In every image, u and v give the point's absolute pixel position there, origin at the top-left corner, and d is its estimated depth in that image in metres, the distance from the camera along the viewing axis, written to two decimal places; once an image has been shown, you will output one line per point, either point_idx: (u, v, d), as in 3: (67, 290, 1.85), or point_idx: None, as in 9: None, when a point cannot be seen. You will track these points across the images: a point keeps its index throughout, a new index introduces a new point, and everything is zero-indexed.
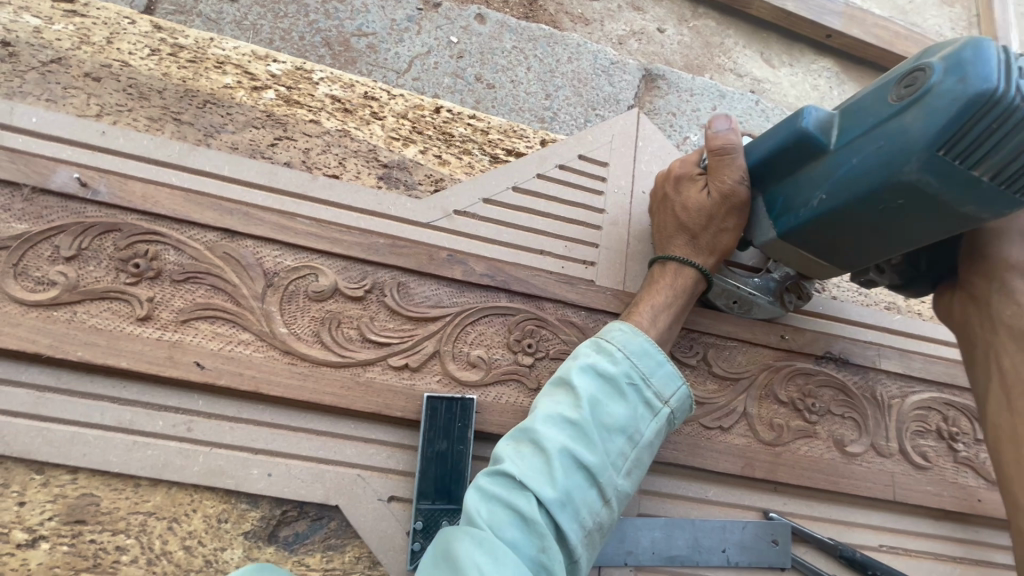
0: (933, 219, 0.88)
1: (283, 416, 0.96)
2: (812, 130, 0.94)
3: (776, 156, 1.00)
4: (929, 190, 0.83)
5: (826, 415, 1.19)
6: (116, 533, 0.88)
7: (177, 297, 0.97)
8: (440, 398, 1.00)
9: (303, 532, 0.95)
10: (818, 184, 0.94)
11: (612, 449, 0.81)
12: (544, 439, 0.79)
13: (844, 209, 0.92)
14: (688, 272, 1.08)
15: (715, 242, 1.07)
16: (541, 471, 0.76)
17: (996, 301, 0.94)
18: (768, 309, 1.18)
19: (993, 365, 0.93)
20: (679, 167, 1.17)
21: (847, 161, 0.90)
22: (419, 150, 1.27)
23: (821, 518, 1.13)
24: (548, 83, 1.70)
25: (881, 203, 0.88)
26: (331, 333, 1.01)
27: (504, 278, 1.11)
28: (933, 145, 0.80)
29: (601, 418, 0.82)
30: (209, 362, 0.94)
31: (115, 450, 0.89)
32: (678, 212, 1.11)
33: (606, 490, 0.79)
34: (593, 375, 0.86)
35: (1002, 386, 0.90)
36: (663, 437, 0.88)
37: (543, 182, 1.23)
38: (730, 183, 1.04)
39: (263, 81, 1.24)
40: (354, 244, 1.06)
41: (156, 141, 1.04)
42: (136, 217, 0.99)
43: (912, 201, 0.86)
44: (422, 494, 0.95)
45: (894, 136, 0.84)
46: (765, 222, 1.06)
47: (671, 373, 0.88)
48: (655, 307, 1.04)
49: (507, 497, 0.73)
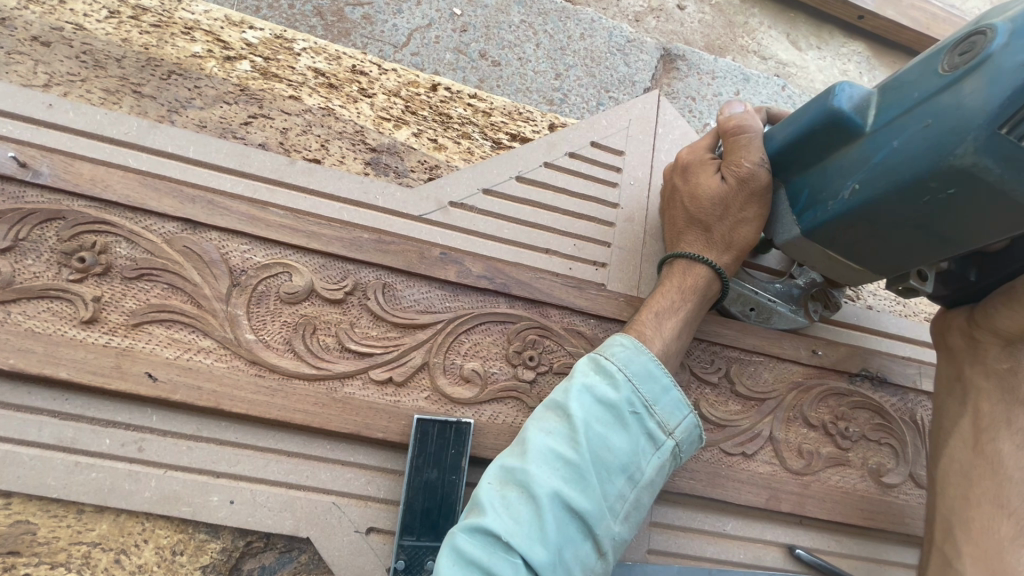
0: (993, 215, 0.71)
1: (249, 435, 0.85)
2: (845, 110, 0.79)
3: (802, 142, 0.86)
4: (988, 178, 0.68)
5: (860, 441, 1.07)
6: (55, 566, 0.77)
7: (129, 297, 0.85)
8: (432, 420, 0.88)
9: (270, 565, 0.85)
10: (850, 172, 0.80)
11: (609, 493, 0.72)
12: (531, 485, 0.68)
13: (883, 202, 0.77)
14: (699, 270, 0.93)
15: (733, 235, 0.94)
16: (529, 527, 0.66)
17: (995, 352, 0.92)
18: (791, 318, 1.05)
19: (968, 401, 0.95)
20: (686, 155, 1.01)
21: (887, 144, 0.76)
22: (412, 133, 1.13)
23: (850, 555, 1.03)
24: (559, 61, 1.55)
25: (928, 195, 0.73)
26: (305, 341, 0.88)
27: (504, 280, 0.98)
28: (994, 121, 0.65)
29: (599, 455, 0.72)
30: (163, 372, 0.82)
31: (53, 472, 0.78)
32: (688, 202, 0.97)
33: (602, 542, 0.70)
34: (589, 401, 0.75)
35: (974, 427, 0.92)
36: (667, 472, 0.77)
37: (551, 172, 1.09)
38: (747, 166, 0.90)
39: (237, 50, 1.10)
40: (334, 239, 0.93)
41: (111, 117, 0.91)
42: (84, 204, 0.86)
43: (965, 192, 0.70)
44: (406, 529, 0.84)
45: (945, 111, 0.70)
46: (785, 217, 0.92)
47: (678, 400, 0.77)
48: (659, 314, 0.90)
49: (488, 562, 0.63)
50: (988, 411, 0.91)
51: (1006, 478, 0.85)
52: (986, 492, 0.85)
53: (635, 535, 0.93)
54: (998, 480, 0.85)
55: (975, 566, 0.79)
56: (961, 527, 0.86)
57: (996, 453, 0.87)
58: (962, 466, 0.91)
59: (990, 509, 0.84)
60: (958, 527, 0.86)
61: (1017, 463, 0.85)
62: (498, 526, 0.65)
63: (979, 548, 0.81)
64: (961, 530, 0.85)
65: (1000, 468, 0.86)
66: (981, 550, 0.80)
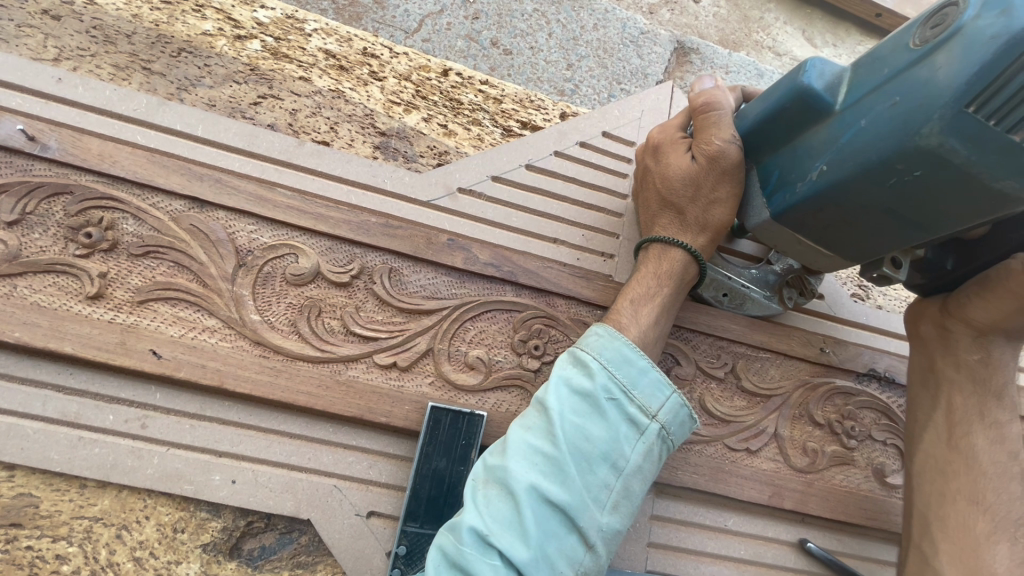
0: (962, 198, 0.68)
1: (253, 416, 0.85)
2: (816, 87, 0.75)
3: (770, 121, 0.82)
4: (954, 160, 0.65)
5: (865, 441, 1.06)
6: (56, 539, 0.77)
7: (135, 274, 0.85)
8: (445, 410, 0.88)
9: (270, 546, 0.85)
10: (817, 153, 0.76)
11: (592, 483, 0.71)
12: (508, 480, 0.68)
13: (851, 183, 0.74)
14: (674, 254, 0.91)
15: (706, 216, 0.90)
16: (511, 524, 0.66)
17: (967, 342, 0.92)
18: (763, 305, 1.02)
19: (940, 395, 0.94)
20: (657, 135, 0.98)
21: (854, 123, 0.72)
22: (422, 118, 1.12)
23: (851, 554, 1.02)
24: (571, 51, 1.53)
25: (894, 176, 0.70)
26: (310, 324, 0.88)
27: (511, 269, 0.98)
28: (961, 98, 0.62)
29: (576, 445, 0.71)
30: (167, 350, 0.82)
31: (56, 447, 0.78)
32: (660, 184, 0.94)
33: (587, 534, 0.69)
34: (564, 393, 0.74)
35: (946, 421, 0.92)
36: (656, 457, 0.76)
37: (561, 161, 1.08)
38: (717, 144, 0.87)
39: (248, 30, 1.09)
40: (342, 222, 0.92)
41: (120, 92, 0.90)
42: (92, 179, 0.86)
43: (932, 174, 0.67)
44: (410, 515, 0.84)
45: (913, 88, 0.66)
46: (756, 200, 0.88)
47: (657, 382, 0.76)
48: (635, 302, 0.87)
49: (470, 564, 0.63)
50: (961, 404, 0.91)
51: (980, 473, 0.86)
52: (962, 489, 0.85)
53: (638, 528, 0.93)
54: (973, 476, 0.86)
55: (955, 566, 0.80)
56: (936, 524, 0.85)
57: (970, 447, 0.88)
58: (937, 461, 0.90)
59: (966, 506, 0.84)
60: (933, 524, 0.86)
61: (989, 457, 0.87)
62: (477, 525, 0.65)
63: (956, 544, 0.81)
64: (937, 526, 0.85)
65: (976, 463, 0.86)
66: (959, 548, 0.81)
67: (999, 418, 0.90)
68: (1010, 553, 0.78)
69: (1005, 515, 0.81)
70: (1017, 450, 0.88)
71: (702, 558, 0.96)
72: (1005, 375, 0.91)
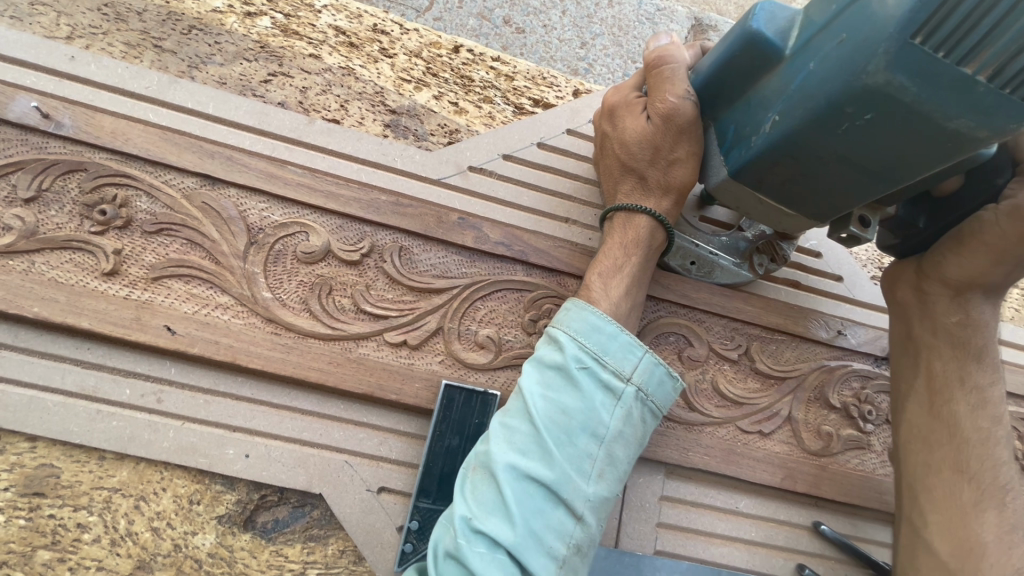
0: (921, 142, 0.65)
1: (265, 392, 0.86)
2: (767, 32, 0.72)
3: (724, 73, 0.79)
4: (904, 97, 0.61)
5: (882, 426, 1.03)
6: (77, 509, 0.79)
7: (148, 251, 0.85)
8: (458, 389, 0.87)
9: (283, 519, 0.86)
10: (769, 103, 0.73)
11: (573, 454, 0.70)
12: (489, 464, 0.69)
13: (804, 133, 0.69)
14: (639, 221, 0.88)
15: (668, 178, 0.88)
16: (494, 505, 0.66)
17: (945, 304, 0.89)
18: (733, 272, 1.00)
19: (921, 361, 0.92)
20: (612, 97, 0.95)
21: (804, 68, 0.68)
22: (433, 95, 1.10)
23: (869, 540, 1.00)
24: (585, 29, 1.50)
25: (845, 122, 0.66)
26: (321, 301, 0.88)
27: (521, 248, 0.97)
28: (905, 30, 0.57)
29: (552, 419, 0.71)
30: (181, 327, 0.82)
31: (75, 419, 0.80)
32: (618, 148, 0.91)
33: (574, 505, 0.69)
34: (538, 370, 0.75)
35: (927, 388, 0.90)
36: (637, 420, 0.74)
37: (574, 140, 1.07)
38: (671, 101, 0.84)
39: (257, 6, 1.08)
40: (352, 200, 0.92)
41: (133, 70, 0.91)
42: (105, 156, 0.87)
43: (883, 115, 0.63)
44: (423, 491, 0.84)
45: (860, 22, 0.62)
46: (715, 158, 0.85)
47: (627, 344, 0.74)
48: (603, 276, 0.85)
49: (463, 553, 0.64)
50: (941, 370, 0.89)
51: (964, 441, 0.85)
52: (947, 459, 0.85)
53: (647, 507, 0.93)
54: (956, 444, 0.85)
55: (946, 537, 0.81)
56: (926, 496, 0.86)
57: (954, 417, 0.86)
58: (921, 431, 0.89)
59: (950, 476, 0.84)
60: (921, 495, 0.87)
61: (972, 424, 0.85)
62: (463, 512, 0.66)
63: (944, 516, 0.82)
64: (927, 499, 0.85)
65: (958, 432, 0.85)
66: (946, 517, 0.82)
67: (983, 382, 0.88)
68: (999, 520, 0.79)
69: (991, 482, 0.82)
70: (1000, 412, 0.87)
71: (712, 539, 0.96)
72: (984, 336, 0.88)
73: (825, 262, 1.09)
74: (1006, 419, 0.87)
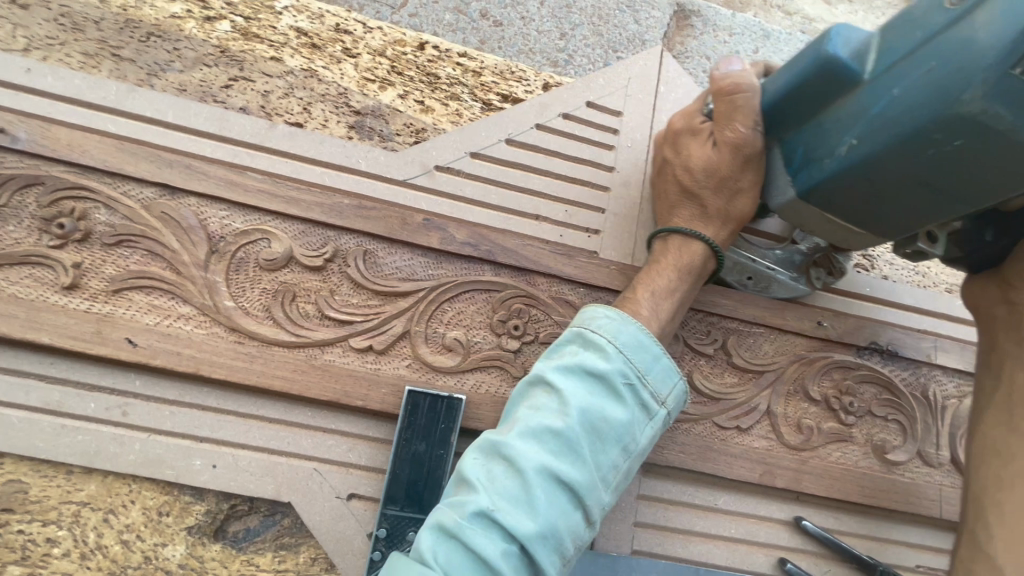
0: (1003, 169, 0.63)
1: (230, 401, 0.85)
2: (840, 57, 0.69)
3: (788, 96, 0.76)
4: (999, 126, 0.60)
5: (864, 417, 1.01)
6: (46, 524, 0.79)
7: (109, 263, 0.85)
8: (423, 393, 0.87)
9: (254, 528, 0.85)
10: (845, 127, 0.71)
11: (602, 463, 0.66)
12: (518, 459, 0.62)
13: (881, 158, 0.68)
14: (695, 247, 0.85)
15: (730, 207, 0.85)
16: (517, 500, 0.61)
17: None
18: (790, 288, 0.99)
19: (1004, 373, 0.79)
20: (678, 122, 0.93)
21: (884, 94, 0.66)
22: (398, 94, 1.08)
23: (853, 534, 0.99)
24: (564, 20, 1.47)
25: (932, 148, 0.64)
26: (284, 309, 0.87)
27: (489, 248, 0.95)
28: (1004, 59, 0.56)
29: (591, 424, 0.66)
30: (142, 339, 0.82)
31: (40, 434, 0.80)
32: (680, 175, 0.89)
33: (591, 512, 0.65)
34: (579, 370, 0.69)
35: (1005, 403, 0.76)
36: (658, 441, 0.73)
37: (543, 135, 1.05)
38: (743, 132, 0.81)
39: (217, 9, 1.06)
40: (313, 204, 0.91)
41: (89, 81, 0.90)
42: (63, 169, 0.86)
43: (973, 143, 0.62)
44: (390, 498, 0.84)
45: (949, 51, 0.60)
46: (777, 179, 0.82)
47: (669, 369, 0.72)
48: (654, 295, 0.82)
49: (474, 539, 0.58)
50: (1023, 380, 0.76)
51: None
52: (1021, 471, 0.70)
53: (622, 507, 0.91)
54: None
55: (1007, 548, 0.66)
56: (992, 507, 0.70)
57: None
58: (995, 442, 0.75)
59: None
60: (987, 506, 0.71)
61: None
62: (483, 501, 0.60)
63: (1012, 526, 0.67)
64: (992, 509, 0.70)
65: None
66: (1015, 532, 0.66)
67: None
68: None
69: None
70: None
71: (690, 537, 0.94)
72: None
73: None
74: None
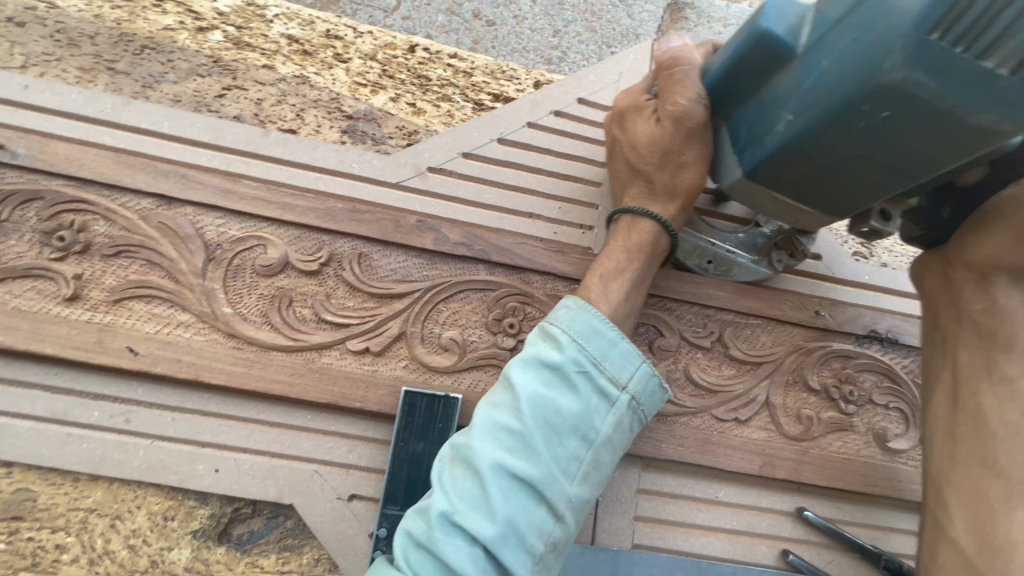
0: (942, 137, 0.59)
1: (231, 406, 0.86)
2: (777, 31, 0.66)
3: (733, 72, 0.74)
4: (924, 94, 0.55)
5: (865, 406, 1.00)
6: (55, 530, 0.81)
7: (109, 274, 0.86)
8: (420, 393, 0.87)
9: (258, 531, 0.87)
10: (781, 103, 0.67)
11: (561, 455, 0.67)
12: (473, 458, 0.64)
13: (816, 134, 0.64)
14: (644, 225, 0.86)
15: (676, 182, 0.85)
16: (477, 501, 0.62)
17: (970, 289, 0.76)
18: (751, 269, 0.98)
19: (947, 352, 0.79)
20: (623, 100, 0.92)
21: (815, 66, 0.63)
22: (390, 98, 1.09)
23: (856, 523, 0.98)
24: (557, 17, 1.47)
25: (862, 120, 0.60)
26: (281, 314, 0.88)
27: (483, 247, 0.96)
28: (922, 26, 0.52)
29: (546, 417, 0.67)
30: (143, 347, 0.83)
31: (46, 443, 0.81)
32: (625, 153, 0.88)
33: (556, 505, 0.65)
34: (533, 365, 0.70)
35: (953, 381, 0.76)
36: (625, 428, 0.72)
37: (535, 133, 1.05)
38: (682, 104, 0.80)
39: (209, 20, 1.08)
40: (308, 210, 0.92)
41: (85, 95, 0.91)
42: (62, 183, 0.88)
43: (903, 111, 0.58)
44: (390, 498, 0.84)
45: (873, 20, 0.56)
46: (726, 158, 0.80)
47: (626, 352, 0.72)
48: (604, 277, 0.83)
49: (439, 547, 0.60)
50: (966, 359, 0.76)
51: (991, 436, 0.69)
52: (971, 452, 0.70)
53: (622, 501, 0.92)
54: (981, 438, 0.70)
55: (973, 533, 0.66)
56: (946, 491, 0.71)
57: (977, 406, 0.72)
58: (942, 426, 0.76)
59: (975, 469, 0.69)
60: (945, 488, 0.72)
61: (1004, 417, 0.68)
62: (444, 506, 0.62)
63: (970, 509, 0.67)
64: (946, 491, 0.71)
65: (984, 423, 0.70)
66: (974, 514, 0.67)
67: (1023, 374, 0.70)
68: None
69: None
70: None
71: (691, 530, 0.94)
72: None
73: None
74: None
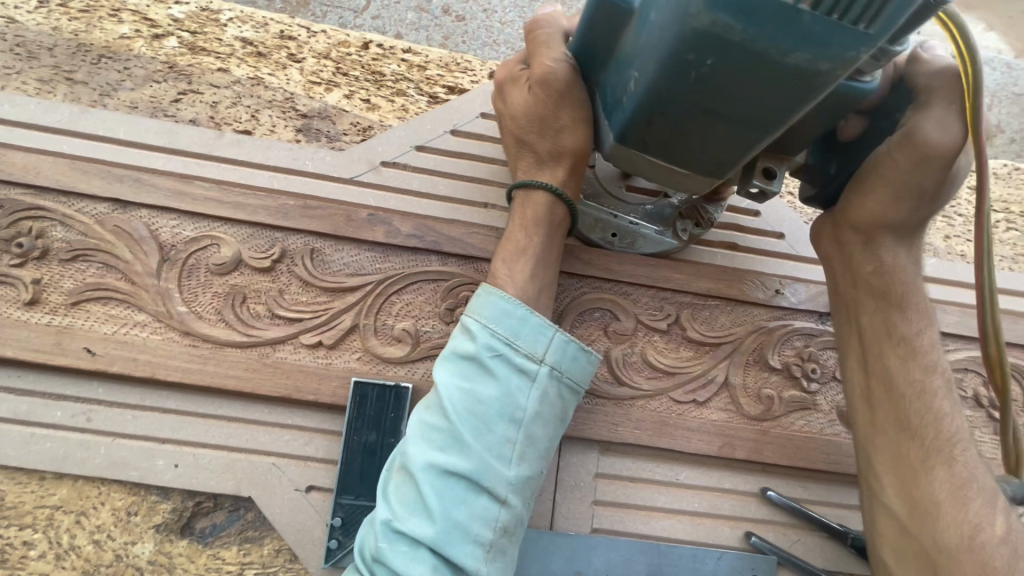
0: (774, 85, 0.55)
1: (191, 403, 0.88)
2: None
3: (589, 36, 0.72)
4: (736, 36, 0.51)
5: (828, 383, 0.99)
6: (23, 527, 0.83)
7: (67, 277, 0.89)
8: (371, 384, 0.89)
9: (220, 524, 0.88)
10: (630, 61, 0.64)
11: (491, 441, 0.69)
12: (408, 464, 0.69)
13: (658, 92, 0.60)
14: (538, 197, 0.86)
15: (559, 145, 0.84)
16: (415, 504, 0.67)
17: (859, 253, 0.83)
18: (657, 240, 0.98)
19: (852, 316, 0.86)
20: (499, 73, 0.92)
21: (648, 17, 0.59)
22: (343, 95, 1.10)
23: (821, 503, 0.97)
24: (525, 9, 1.47)
25: (692, 72, 0.56)
26: (235, 310, 0.90)
27: (434, 238, 0.96)
28: None
29: (466, 408, 0.70)
30: (100, 347, 0.86)
31: (12, 444, 0.84)
32: (509, 125, 0.88)
33: (496, 491, 0.68)
34: (451, 362, 0.73)
35: (860, 346, 0.85)
36: (552, 399, 0.74)
37: (488, 123, 1.06)
38: (548, 68, 0.80)
39: (164, 27, 1.09)
40: (259, 207, 0.93)
41: (43, 106, 0.94)
42: (20, 191, 0.90)
43: (724, 59, 0.54)
44: (343, 488, 0.86)
45: None
46: (601, 124, 0.77)
47: (536, 327, 0.73)
48: (508, 261, 0.83)
49: (390, 558, 0.64)
50: (869, 322, 0.84)
51: (901, 398, 0.78)
52: (890, 417, 0.79)
53: (580, 485, 0.92)
54: (894, 400, 0.79)
55: (903, 502, 0.75)
56: (878, 461, 0.80)
57: (885, 369, 0.80)
58: (863, 394, 0.83)
59: (897, 436, 0.78)
60: (876, 459, 0.80)
61: (907, 378, 0.79)
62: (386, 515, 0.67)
63: (898, 475, 0.76)
64: (879, 462, 0.79)
65: (894, 388, 0.79)
66: (901, 480, 0.76)
67: (907, 329, 0.81)
68: (950, 476, 0.72)
69: (933, 437, 0.75)
70: (933, 362, 0.79)
71: (653, 513, 0.94)
72: (906, 280, 0.82)
73: (761, 221, 1.05)
74: (943, 368, 0.79)
